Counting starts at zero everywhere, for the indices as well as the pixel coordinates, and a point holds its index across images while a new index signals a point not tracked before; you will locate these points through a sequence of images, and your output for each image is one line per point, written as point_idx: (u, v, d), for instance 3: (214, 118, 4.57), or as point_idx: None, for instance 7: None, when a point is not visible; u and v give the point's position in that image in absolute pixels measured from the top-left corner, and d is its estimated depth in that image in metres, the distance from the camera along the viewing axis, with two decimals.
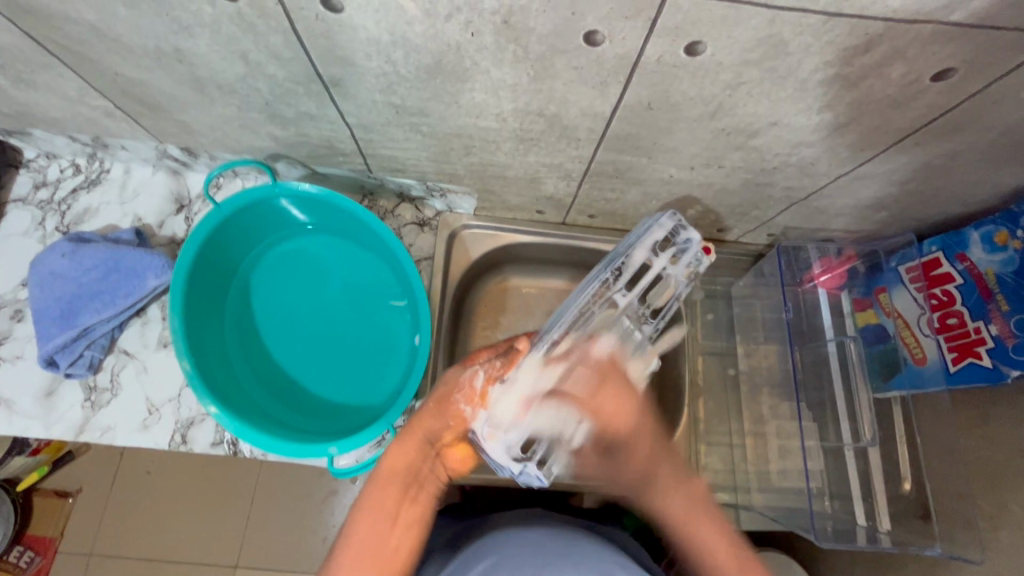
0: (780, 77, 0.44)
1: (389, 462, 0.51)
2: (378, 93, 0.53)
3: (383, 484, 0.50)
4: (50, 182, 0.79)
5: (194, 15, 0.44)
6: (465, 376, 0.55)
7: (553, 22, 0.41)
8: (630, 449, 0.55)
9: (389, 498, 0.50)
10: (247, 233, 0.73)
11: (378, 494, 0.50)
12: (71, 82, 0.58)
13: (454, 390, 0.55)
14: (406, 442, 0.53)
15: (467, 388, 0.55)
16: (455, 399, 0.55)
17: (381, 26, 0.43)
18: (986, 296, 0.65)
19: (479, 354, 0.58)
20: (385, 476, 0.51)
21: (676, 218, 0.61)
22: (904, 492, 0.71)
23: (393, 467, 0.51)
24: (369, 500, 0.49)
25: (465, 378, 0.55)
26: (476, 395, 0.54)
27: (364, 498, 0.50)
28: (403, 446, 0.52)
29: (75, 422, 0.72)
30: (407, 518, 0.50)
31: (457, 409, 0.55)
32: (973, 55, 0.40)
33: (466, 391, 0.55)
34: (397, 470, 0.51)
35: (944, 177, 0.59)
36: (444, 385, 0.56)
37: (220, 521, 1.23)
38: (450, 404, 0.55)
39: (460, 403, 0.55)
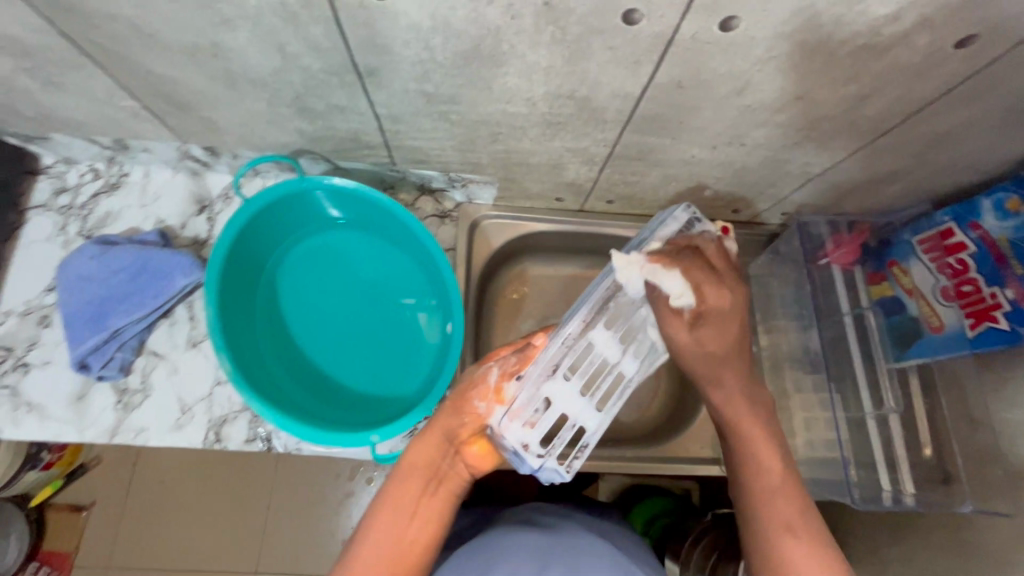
0: (810, 50, 0.46)
1: (409, 458, 0.54)
2: (412, 82, 0.54)
3: (402, 479, 0.53)
4: (70, 187, 0.79)
5: (236, 8, 0.45)
6: (488, 373, 0.56)
7: (593, 2, 0.42)
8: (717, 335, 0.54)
9: (407, 491, 0.52)
10: (275, 229, 0.73)
11: (397, 489, 0.53)
12: (101, 83, 0.59)
13: (470, 390, 0.55)
14: (425, 440, 0.55)
15: (482, 385, 0.55)
16: (471, 396, 0.55)
17: (424, 11, 0.44)
18: (1000, 262, 0.67)
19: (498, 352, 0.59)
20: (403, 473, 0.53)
21: (690, 210, 0.61)
22: (924, 457, 0.72)
23: (412, 463, 0.54)
24: (387, 495, 0.52)
25: (481, 376, 0.56)
26: (494, 390, 0.54)
27: (385, 492, 0.53)
28: (422, 443, 0.55)
29: (108, 424, 0.72)
30: (423, 511, 0.52)
31: (471, 406, 0.54)
32: (996, 21, 0.42)
33: (482, 389, 0.55)
34: (415, 466, 0.54)
35: (958, 146, 0.61)
36: (461, 386, 0.57)
37: (241, 526, 1.23)
38: (466, 402, 0.55)
39: (475, 399, 0.54)
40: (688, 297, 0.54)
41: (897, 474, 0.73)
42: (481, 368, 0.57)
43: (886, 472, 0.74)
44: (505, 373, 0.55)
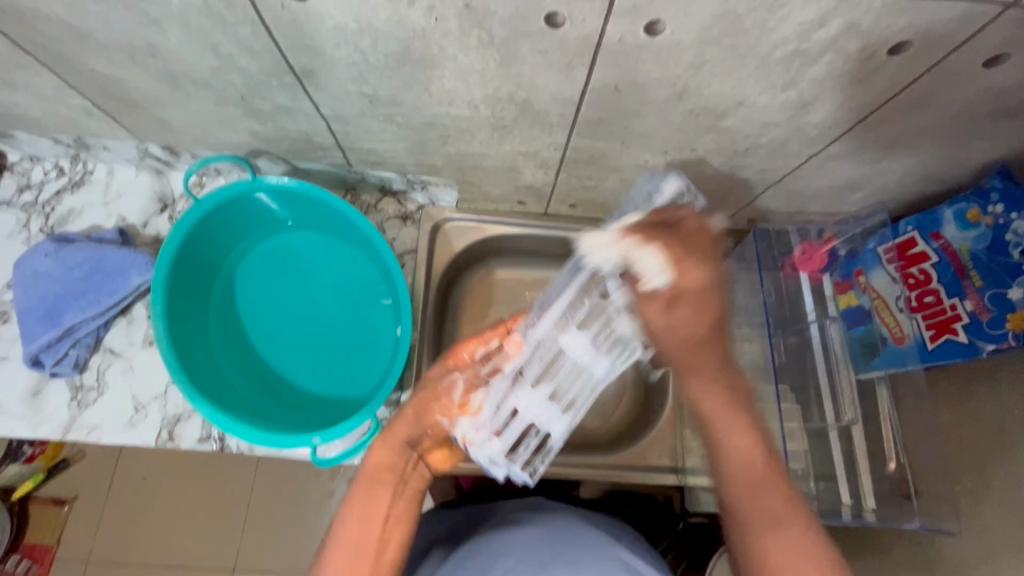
0: (741, 55, 0.45)
1: (373, 461, 0.49)
2: (350, 83, 0.53)
3: (370, 480, 0.48)
4: (34, 185, 0.79)
5: (162, 8, 0.45)
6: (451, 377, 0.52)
7: (513, 5, 0.41)
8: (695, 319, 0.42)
9: (376, 499, 0.47)
10: (229, 230, 0.73)
11: (366, 492, 0.48)
12: (48, 82, 0.59)
13: (429, 395, 0.51)
14: (389, 440, 0.50)
15: (446, 392, 0.51)
16: (433, 408, 0.51)
17: (346, 12, 0.43)
18: (960, 273, 0.66)
19: (465, 349, 0.54)
20: (369, 480, 0.48)
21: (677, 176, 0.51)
22: (888, 472, 0.71)
23: (379, 469, 0.49)
24: (356, 500, 0.47)
25: (443, 382, 0.52)
26: (455, 404, 0.50)
27: (350, 497, 0.48)
28: (386, 445, 0.50)
29: (61, 421, 0.72)
30: (397, 514, 0.47)
31: (433, 408, 0.51)
32: (926, 27, 0.41)
33: (444, 399, 0.50)
34: (382, 468, 0.49)
35: (912, 154, 0.60)
36: (421, 396, 0.52)
37: (217, 524, 1.23)
38: (427, 408, 0.51)
39: (437, 413, 0.50)
40: (667, 273, 0.40)
41: (859, 488, 0.71)
42: (439, 376, 0.53)
43: (848, 485, 0.72)
44: (472, 382, 0.51)
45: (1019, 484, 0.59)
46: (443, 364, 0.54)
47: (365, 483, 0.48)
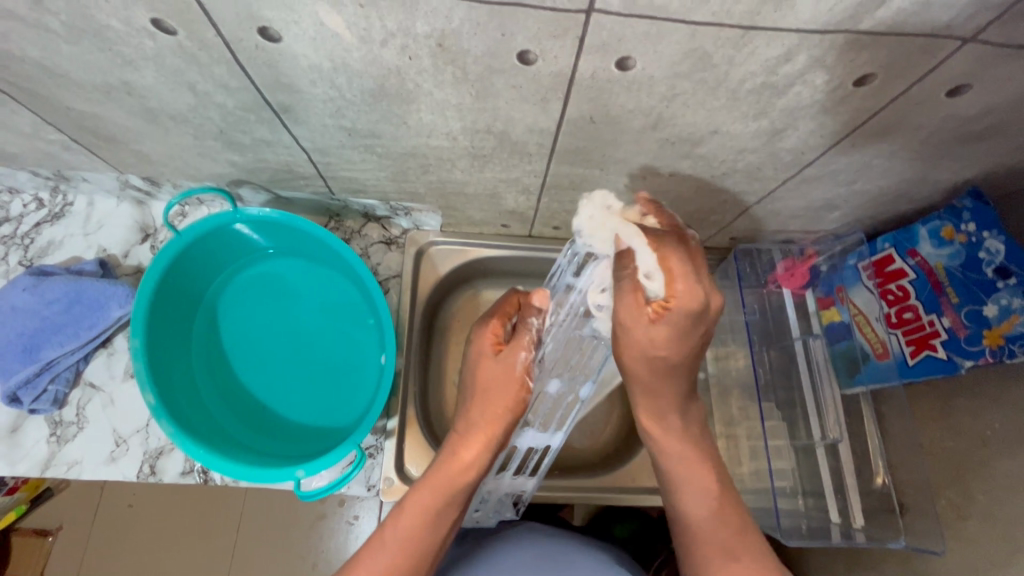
0: (712, 87, 0.46)
1: (444, 475, 0.59)
2: (328, 117, 0.54)
3: (434, 491, 0.59)
4: (13, 217, 0.78)
5: (136, 50, 0.45)
6: (492, 427, 0.60)
7: (485, 44, 0.42)
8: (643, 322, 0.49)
9: (440, 509, 0.59)
10: (210, 261, 0.73)
11: (429, 499, 0.58)
12: (25, 119, 0.59)
13: (472, 443, 0.60)
14: (461, 460, 0.60)
15: (486, 434, 0.60)
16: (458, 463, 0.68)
17: (320, 53, 0.44)
18: (937, 288, 0.67)
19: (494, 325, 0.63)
20: (417, 513, 0.58)
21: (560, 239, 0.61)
22: (874, 486, 0.71)
23: (428, 509, 0.58)
24: (421, 501, 0.59)
25: (489, 422, 0.61)
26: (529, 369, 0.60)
27: (414, 496, 0.59)
28: (459, 464, 0.60)
29: (41, 457, 0.71)
30: (445, 522, 0.59)
31: (471, 465, 0.60)
32: (888, 61, 0.42)
33: (487, 445, 0.60)
34: (448, 483, 0.59)
35: (884, 176, 0.61)
36: (499, 371, 0.60)
37: (205, 552, 1.20)
38: (463, 458, 0.60)
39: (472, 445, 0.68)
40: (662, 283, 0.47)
41: (847, 507, 0.72)
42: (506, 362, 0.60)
43: (836, 504, 0.73)
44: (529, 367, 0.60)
45: (1000, 500, 0.59)
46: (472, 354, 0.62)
47: (414, 519, 0.58)
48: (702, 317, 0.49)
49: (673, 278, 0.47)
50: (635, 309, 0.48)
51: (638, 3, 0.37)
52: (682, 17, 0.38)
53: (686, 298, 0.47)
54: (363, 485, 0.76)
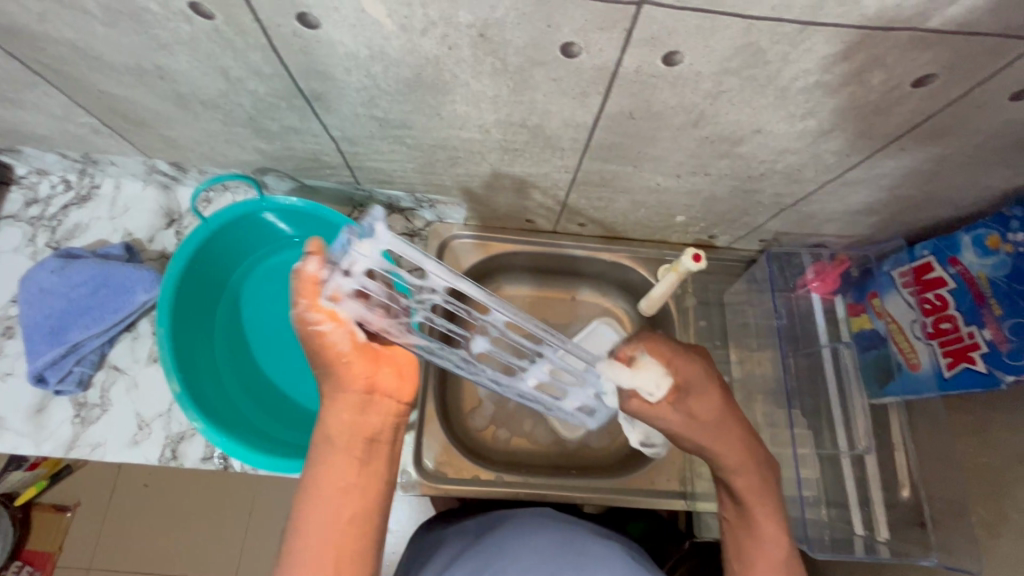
0: (761, 85, 0.44)
1: (324, 426, 0.46)
2: (360, 107, 0.53)
3: (320, 452, 0.45)
4: (41, 198, 0.79)
5: (172, 33, 0.44)
6: (352, 378, 0.46)
7: (528, 35, 0.40)
8: (704, 402, 0.57)
9: (331, 484, 0.44)
10: (237, 248, 0.73)
11: (319, 472, 0.45)
12: (57, 101, 0.59)
13: (329, 407, 0.46)
14: (335, 399, 0.46)
15: (348, 391, 0.46)
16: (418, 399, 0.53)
17: (358, 40, 0.43)
18: (979, 300, 0.64)
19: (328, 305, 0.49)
20: (318, 514, 0.44)
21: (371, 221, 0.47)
22: (901, 498, 0.71)
23: (316, 485, 0.45)
24: (308, 482, 0.45)
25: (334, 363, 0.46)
26: (312, 321, 0.45)
27: (308, 473, 0.45)
28: (333, 408, 0.46)
29: (64, 438, 0.72)
30: (350, 499, 0.45)
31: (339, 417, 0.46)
32: (952, 61, 0.40)
33: (349, 403, 0.46)
34: (331, 434, 0.45)
35: (930, 181, 0.59)
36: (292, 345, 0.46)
37: (220, 533, 1.22)
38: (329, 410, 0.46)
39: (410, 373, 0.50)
40: (663, 390, 0.56)
41: (871, 518, 0.71)
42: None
43: (860, 515, 0.72)
44: (305, 317, 0.45)
45: None
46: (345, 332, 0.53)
47: (313, 529, 0.43)
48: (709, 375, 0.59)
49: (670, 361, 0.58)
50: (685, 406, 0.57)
51: None
52: (738, 11, 0.36)
53: (686, 372, 0.58)
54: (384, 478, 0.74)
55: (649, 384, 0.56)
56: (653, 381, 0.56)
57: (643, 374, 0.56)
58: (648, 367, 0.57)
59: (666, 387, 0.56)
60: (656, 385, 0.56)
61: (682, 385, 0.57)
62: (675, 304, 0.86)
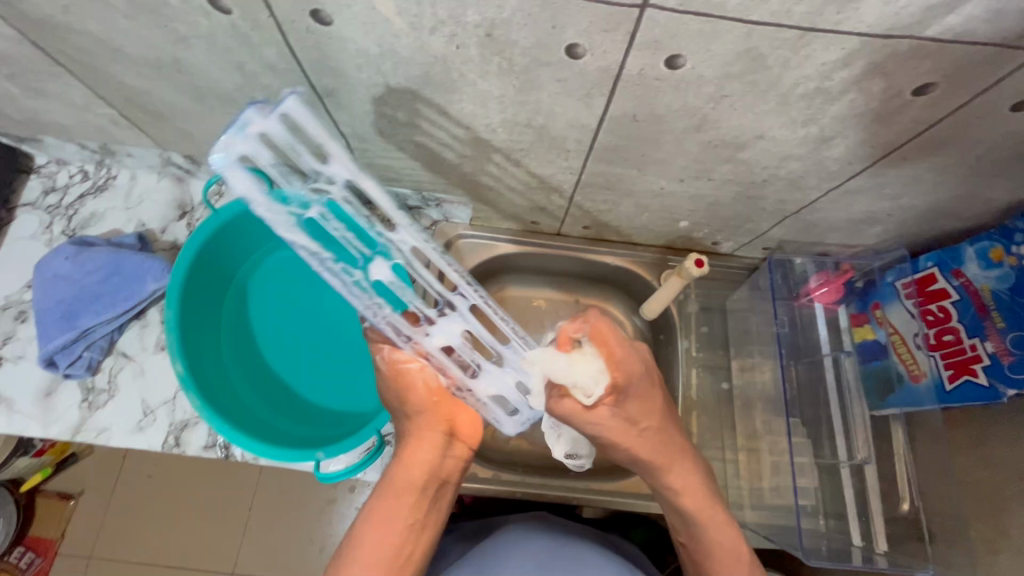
0: (762, 90, 0.45)
1: (404, 468, 0.56)
2: (370, 104, 0.54)
3: (396, 481, 0.56)
4: (59, 187, 0.81)
5: (191, 27, 0.46)
6: (437, 421, 0.58)
7: (534, 35, 0.41)
8: (642, 406, 0.59)
9: (399, 511, 0.55)
10: (248, 240, 0.75)
11: (385, 503, 0.55)
12: (78, 92, 0.61)
13: (419, 443, 0.57)
14: (417, 457, 0.56)
15: (432, 434, 0.58)
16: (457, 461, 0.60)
17: (369, 38, 0.44)
18: (982, 312, 0.64)
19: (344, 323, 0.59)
20: (380, 523, 0.54)
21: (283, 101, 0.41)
22: (901, 512, 0.70)
23: (378, 523, 0.55)
24: (376, 511, 0.55)
25: (424, 439, 0.57)
26: (399, 358, 0.59)
27: (373, 506, 0.55)
28: (417, 454, 0.57)
29: (72, 421, 0.73)
30: (413, 525, 0.56)
31: (421, 465, 0.56)
32: (952, 71, 0.41)
33: (431, 444, 0.57)
34: (412, 477, 0.56)
35: (933, 192, 0.59)
36: (382, 375, 0.60)
37: (219, 525, 1.23)
38: (414, 460, 0.56)
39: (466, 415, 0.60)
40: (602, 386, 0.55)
41: (869, 530, 0.70)
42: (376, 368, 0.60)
43: (858, 526, 0.71)
44: (398, 359, 0.59)
45: None
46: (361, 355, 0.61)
47: (375, 531, 0.54)
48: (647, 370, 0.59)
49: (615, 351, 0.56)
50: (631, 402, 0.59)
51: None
52: (740, 16, 0.37)
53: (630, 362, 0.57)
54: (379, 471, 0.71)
55: (584, 376, 0.54)
56: (591, 376, 0.55)
57: (581, 364, 0.55)
58: (588, 358, 0.55)
59: (603, 386, 0.55)
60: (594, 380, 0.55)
61: (619, 384, 0.57)
62: (677, 309, 0.86)
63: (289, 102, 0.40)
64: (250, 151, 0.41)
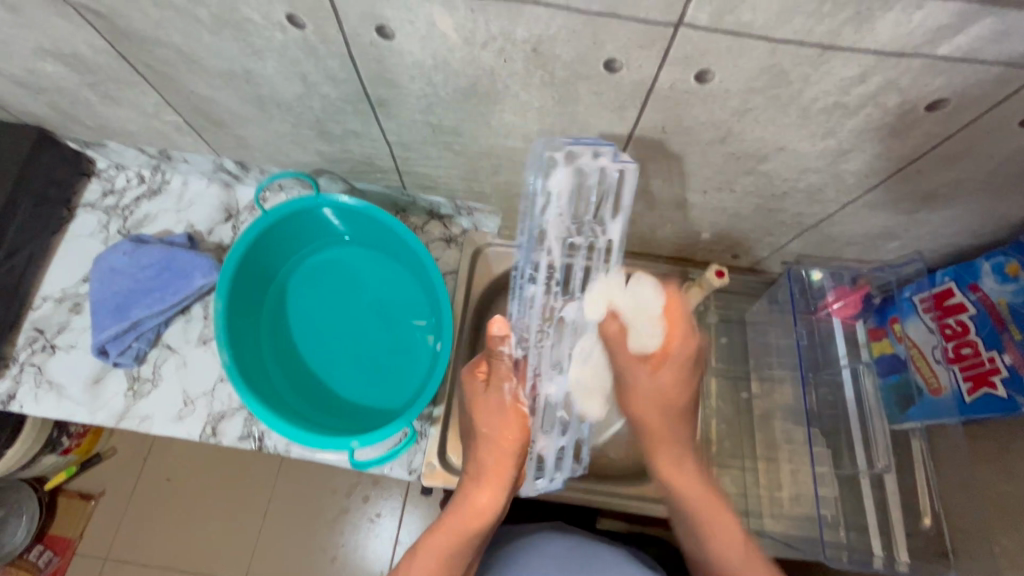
0: (784, 104, 0.48)
1: (473, 505, 0.62)
2: (418, 113, 0.59)
3: (462, 513, 0.61)
4: (117, 190, 0.87)
5: (266, 41, 0.51)
6: (507, 466, 0.63)
7: (576, 50, 0.46)
8: (676, 385, 0.64)
9: (459, 545, 0.60)
10: (290, 243, 0.79)
11: (442, 531, 0.61)
12: (151, 100, 0.67)
13: (488, 485, 0.62)
14: (490, 489, 0.62)
15: (499, 475, 0.63)
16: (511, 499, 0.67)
17: (426, 51, 0.49)
18: (999, 325, 0.65)
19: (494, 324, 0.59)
20: (433, 553, 0.60)
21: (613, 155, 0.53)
22: (922, 526, 0.70)
23: (432, 549, 0.60)
24: (433, 535, 0.61)
25: (497, 468, 0.63)
26: (519, 398, 0.64)
27: (433, 532, 0.61)
28: (487, 493, 0.62)
29: (117, 409, 0.77)
30: (461, 559, 0.60)
31: (484, 509, 0.61)
32: (962, 87, 0.44)
33: (501, 486, 0.62)
34: (477, 513, 0.61)
35: (947, 206, 0.62)
36: (495, 402, 0.64)
37: (238, 528, 1.25)
38: (479, 502, 0.62)
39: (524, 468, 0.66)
40: (658, 336, 0.62)
41: (890, 542, 0.71)
42: (495, 394, 0.64)
43: (879, 538, 0.71)
44: (516, 395, 0.64)
45: None
46: (472, 371, 0.66)
47: (431, 557, 0.59)
48: (697, 362, 0.64)
49: (672, 323, 0.62)
50: (669, 374, 0.63)
51: (725, 19, 0.40)
52: (765, 34, 0.41)
53: (682, 349, 0.62)
54: (405, 468, 0.74)
55: (640, 324, 0.62)
56: (646, 324, 0.61)
57: (641, 320, 0.61)
58: (642, 313, 0.61)
59: (653, 333, 0.62)
60: (647, 336, 0.62)
61: (668, 352, 0.62)
62: (697, 321, 0.89)
63: (631, 166, 0.53)
64: (587, 170, 0.54)
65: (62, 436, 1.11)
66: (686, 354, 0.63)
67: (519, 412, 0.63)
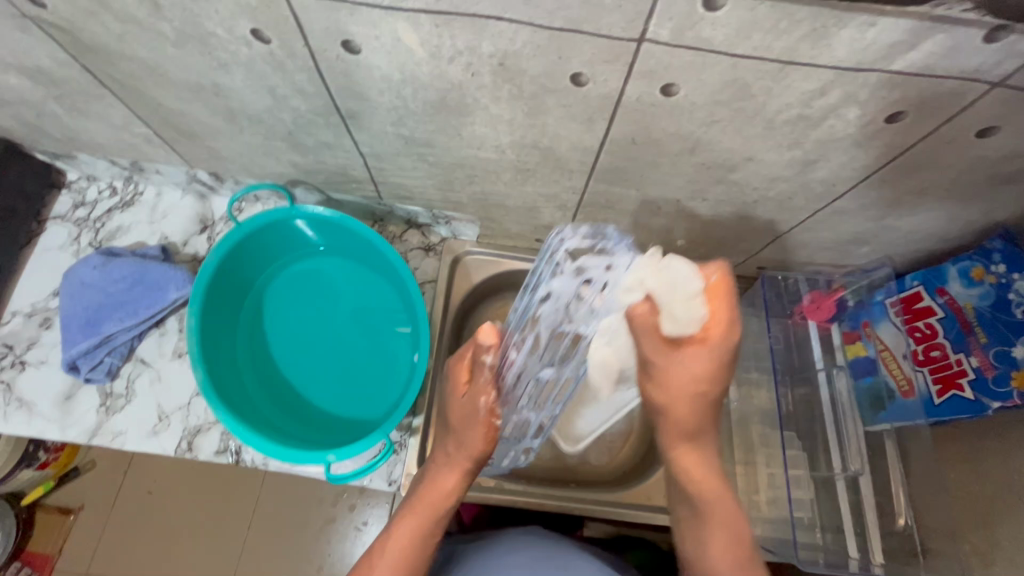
0: (749, 116, 0.49)
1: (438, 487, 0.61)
2: (389, 125, 0.58)
3: (426, 495, 0.61)
4: (88, 202, 0.85)
5: (232, 55, 0.51)
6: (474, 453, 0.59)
7: (542, 65, 0.46)
8: (689, 368, 0.52)
9: (427, 524, 0.60)
10: (266, 254, 0.79)
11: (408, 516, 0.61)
12: (118, 112, 0.66)
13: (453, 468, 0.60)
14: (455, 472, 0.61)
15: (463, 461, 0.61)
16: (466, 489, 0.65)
17: (393, 65, 0.49)
18: (966, 328, 0.67)
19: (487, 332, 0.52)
20: (402, 540, 0.60)
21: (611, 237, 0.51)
22: (897, 527, 0.71)
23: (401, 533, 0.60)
24: (402, 519, 0.61)
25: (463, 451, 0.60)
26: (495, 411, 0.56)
27: (402, 517, 0.61)
28: (452, 475, 0.61)
29: (89, 425, 0.76)
30: (427, 537, 0.61)
31: (451, 491, 0.61)
32: (919, 100, 0.45)
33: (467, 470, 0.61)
34: (441, 495, 0.61)
35: (913, 213, 0.63)
36: (469, 405, 0.56)
37: (220, 541, 1.23)
38: (444, 484, 0.61)
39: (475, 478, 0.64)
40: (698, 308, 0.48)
41: (865, 543, 0.72)
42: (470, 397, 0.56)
43: (854, 539, 0.72)
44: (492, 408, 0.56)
45: None
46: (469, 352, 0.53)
47: (401, 544, 0.60)
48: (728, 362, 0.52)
49: (706, 301, 0.49)
50: (670, 355, 0.51)
51: (686, 34, 0.41)
52: (726, 50, 0.42)
53: (719, 332, 0.49)
54: (385, 480, 0.74)
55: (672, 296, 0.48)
56: (685, 273, 0.48)
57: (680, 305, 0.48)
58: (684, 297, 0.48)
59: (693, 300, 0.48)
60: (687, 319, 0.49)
61: (706, 338, 0.50)
62: None
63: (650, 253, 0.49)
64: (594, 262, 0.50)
65: (36, 451, 1.09)
66: (727, 342, 0.50)
67: (494, 425, 0.57)
